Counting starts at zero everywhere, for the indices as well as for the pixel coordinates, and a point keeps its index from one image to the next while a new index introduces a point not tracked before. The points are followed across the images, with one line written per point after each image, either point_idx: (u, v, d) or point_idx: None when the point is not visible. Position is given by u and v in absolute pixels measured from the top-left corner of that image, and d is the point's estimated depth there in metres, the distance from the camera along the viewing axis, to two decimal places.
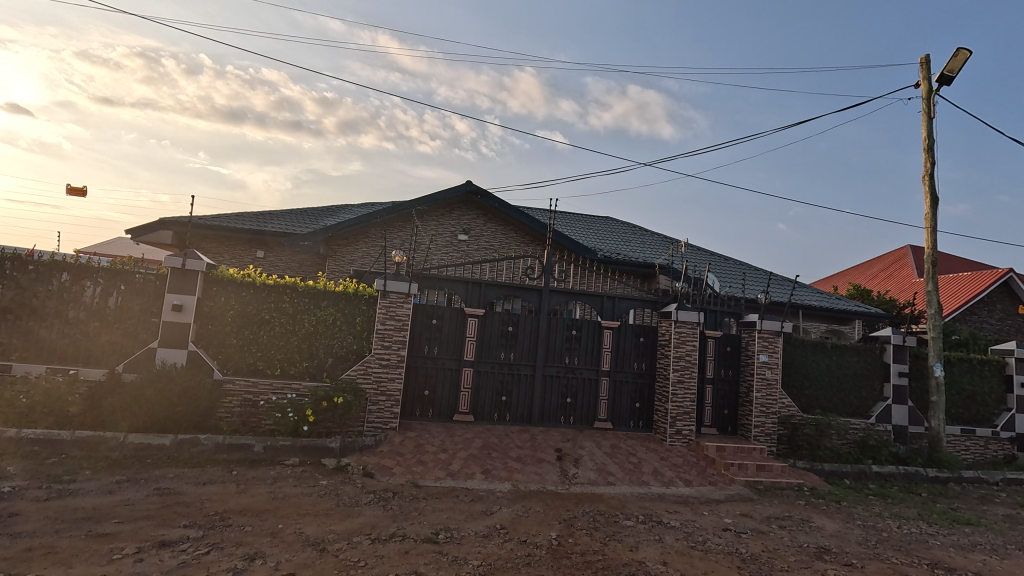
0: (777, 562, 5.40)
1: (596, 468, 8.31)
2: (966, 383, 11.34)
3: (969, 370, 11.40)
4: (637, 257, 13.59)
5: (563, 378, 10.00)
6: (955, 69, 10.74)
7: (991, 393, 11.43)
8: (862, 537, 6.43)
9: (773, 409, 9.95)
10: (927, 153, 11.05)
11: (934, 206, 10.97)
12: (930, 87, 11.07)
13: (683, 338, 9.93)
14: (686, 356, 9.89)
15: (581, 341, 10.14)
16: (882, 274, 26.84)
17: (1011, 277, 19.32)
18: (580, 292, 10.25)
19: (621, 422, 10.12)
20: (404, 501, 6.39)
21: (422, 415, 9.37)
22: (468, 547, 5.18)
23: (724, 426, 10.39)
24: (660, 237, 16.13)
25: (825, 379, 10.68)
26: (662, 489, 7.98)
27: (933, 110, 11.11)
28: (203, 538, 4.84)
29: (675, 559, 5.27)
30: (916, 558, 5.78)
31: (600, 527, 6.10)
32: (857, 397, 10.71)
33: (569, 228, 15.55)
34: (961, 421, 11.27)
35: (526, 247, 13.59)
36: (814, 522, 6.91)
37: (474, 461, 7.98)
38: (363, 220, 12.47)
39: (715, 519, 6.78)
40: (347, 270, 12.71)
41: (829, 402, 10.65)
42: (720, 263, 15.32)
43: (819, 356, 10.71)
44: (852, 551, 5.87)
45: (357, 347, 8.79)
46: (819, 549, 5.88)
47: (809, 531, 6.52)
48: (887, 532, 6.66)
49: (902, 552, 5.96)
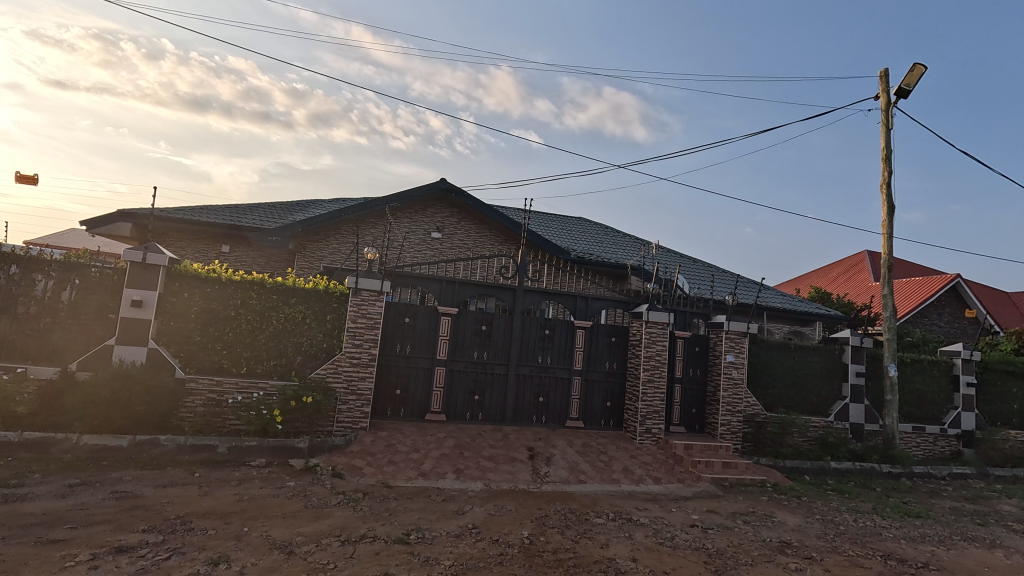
0: (741, 556, 5.57)
1: (568, 466, 8.38)
2: (917, 383, 11.92)
3: (920, 371, 11.98)
4: (609, 258, 13.76)
5: (536, 378, 10.04)
6: (912, 83, 11.23)
7: (940, 392, 12.05)
8: (821, 531, 6.68)
9: (739, 407, 10.25)
10: (886, 163, 11.51)
11: (891, 213, 11.47)
12: (890, 99, 11.55)
13: (654, 338, 10.10)
14: (656, 356, 10.07)
15: (554, 341, 10.20)
16: (842, 277, 27.92)
17: (959, 282, 20.37)
18: (554, 291, 10.30)
19: (592, 421, 10.25)
20: (374, 502, 6.31)
21: (394, 415, 9.26)
22: (440, 547, 5.15)
23: (692, 425, 10.65)
24: (632, 238, 16.40)
25: (788, 378, 11.05)
26: (632, 486, 8.11)
27: (891, 121, 11.60)
28: (163, 542, 4.67)
29: (645, 555, 5.37)
30: (870, 550, 6.04)
31: (571, 525, 6.16)
32: (817, 396, 11.13)
33: (543, 228, 15.63)
34: (913, 418, 11.83)
35: (500, 246, 13.59)
36: (777, 517, 7.14)
37: (446, 461, 7.94)
38: (334, 215, 12.23)
39: (683, 516, 6.94)
40: (317, 266, 12.47)
41: (791, 400, 11.01)
42: (690, 264, 15.69)
43: (782, 356, 11.08)
44: (812, 545, 6.09)
45: (327, 346, 8.63)
46: (781, 543, 6.07)
47: (772, 526, 6.74)
48: (844, 526, 6.94)
49: (858, 544, 6.23)
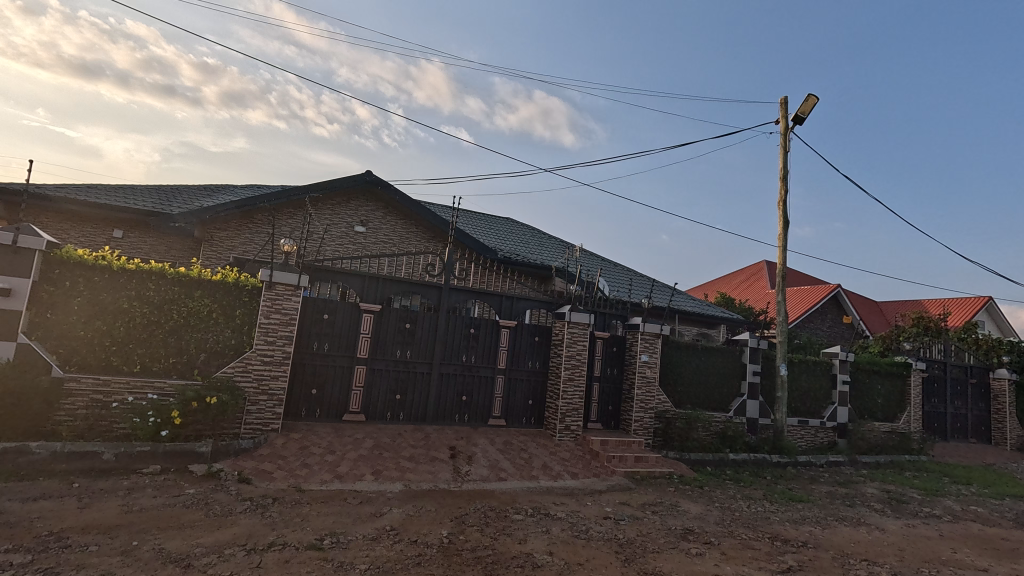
0: (649, 544, 5.93)
1: (489, 465, 8.45)
2: (802, 381, 13.29)
3: (805, 370, 13.37)
4: (535, 259, 14.03)
5: (460, 377, 10.02)
6: (806, 112, 12.49)
7: (821, 389, 13.51)
8: (719, 517, 7.27)
9: (650, 404, 10.87)
10: (783, 182, 12.71)
11: (786, 227, 12.67)
12: (787, 125, 12.77)
13: (575, 338, 10.44)
14: (577, 356, 10.41)
15: (478, 339, 10.23)
16: (744, 284, 30.45)
17: (839, 292, 22.96)
18: (480, 291, 10.32)
19: (514, 419, 10.41)
20: (285, 507, 5.99)
21: (308, 416, 8.83)
22: (356, 551, 5.00)
23: (608, 421, 11.13)
24: (557, 240, 16.83)
25: (694, 377, 11.88)
26: (550, 482, 8.33)
27: (788, 144, 12.83)
28: (32, 563, 4.13)
29: (560, 548, 5.56)
30: (760, 533, 6.66)
31: (491, 522, 6.22)
32: (719, 393, 12.06)
33: (471, 227, 15.61)
34: (799, 413, 13.17)
35: (427, 243, 13.40)
36: (681, 506, 7.66)
37: (364, 462, 7.70)
38: (247, 203, 11.44)
39: (597, 509, 7.24)
40: (226, 257, 11.60)
41: (697, 397, 11.85)
42: (610, 268, 16.38)
43: (690, 356, 11.89)
44: (710, 531, 6.61)
45: (236, 343, 8.06)
46: (684, 530, 6.53)
47: (676, 514, 7.23)
48: (738, 512, 7.60)
49: (750, 528, 6.85)
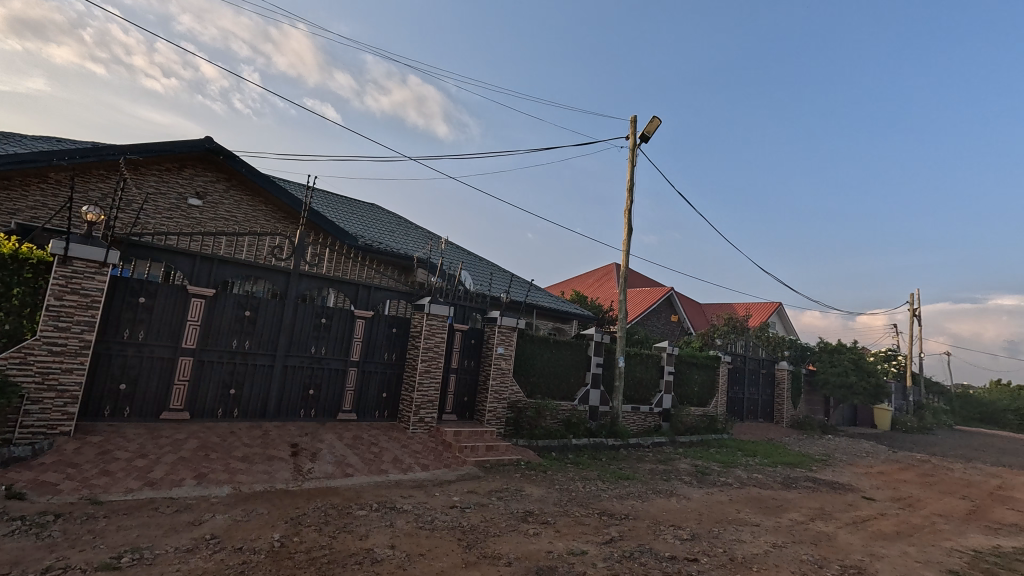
0: (491, 529, 6.17)
1: (334, 461, 8.05)
2: (637, 372, 14.95)
3: (640, 362, 15.05)
4: (398, 248, 13.68)
5: (307, 369, 9.37)
6: (652, 132, 13.97)
7: (651, 378, 15.33)
8: (557, 498, 7.84)
9: (504, 395, 11.30)
10: (630, 193, 14.07)
11: (630, 234, 14.06)
12: (636, 141, 14.15)
13: (433, 330, 10.40)
14: (434, 348, 10.39)
15: (330, 330, 9.66)
16: (596, 284, 33.18)
17: (672, 294, 26.20)
18: (334, 278, 9.72)
19: (366, 412, 10.06)
20: (72, 524, 5.04)
21: (114, 415, 7.54)
22: (163, 566, 4.40)
23: (463, 412, 11.33)
24: (422, 231, 16.61)
25: (546, 369, 12.64)
26: (399, 475, 8.21)
27: (636, 159, 14.22)
28: None
29: (402, 541, 5.51)
30: (591, 509, 7.33)
31: (330, 521, 5.93)
32: (567, 383, 13.01)
33: (330, 210, 14.67)
34: (632, 400, 14.77)
35: (277, 224, 12.27)
36: (525, 490, 8.10)
37: (183, 466, 6.80)
38: (38, 158, 9.36)
39: (445, 499, 7.33)
40: (5, 222, 9.38)
41: (547, 388, 12.62)
42: (474, 261, 16.65)
43: (543, 349, 12.61)
44: (548, 511, 7.09)
45: (12, 329, 6.55)
46: (525, 513, 6.92)
47: (519, 498, 7.63)
48: (574, 492, 8.28)
49: (582, 506, 7.49)
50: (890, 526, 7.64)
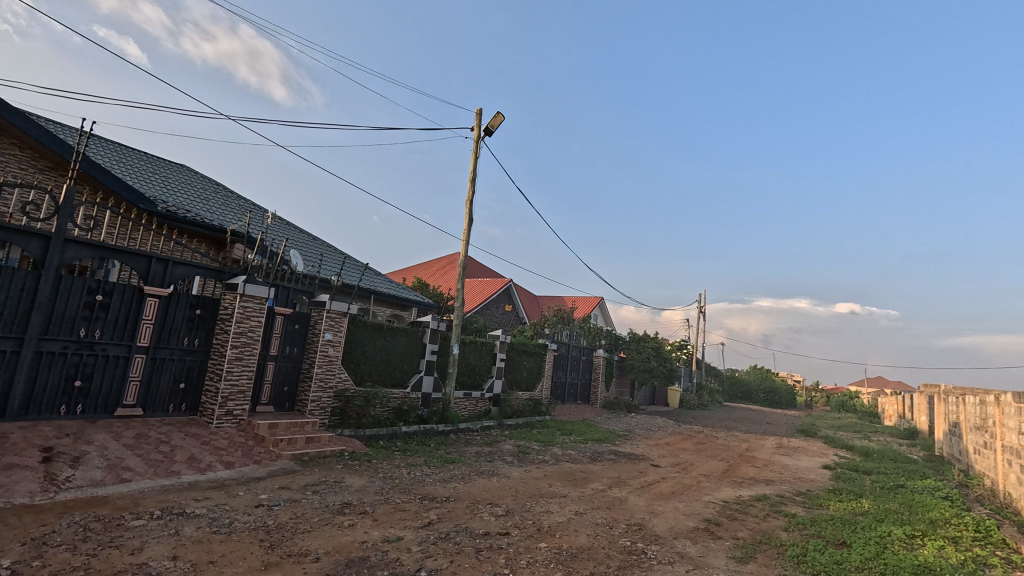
0: (301, 525, 5.75)
1: (106, 465, 6.72)
2: (471, 358, 15.37)
3: (474, 349, 15.50)
4: (209, 218, 11.94)
5: (72, 356, 7.66)
6: (495, 126, 14.36)
7: (484, 365, 15.91)
8: (379, 486, 7.65)
9: (330, 383, 10.64)
10: (472, 183, 14.30)
11: (470, 224, 14.30)
12: (481, 134, 14.40)
13: (248, 313, 9.30)
14: (249, 333, 9.31)
15: (108, 310, 8.02)
16: (439, 271, 33.23)
17: (510, 285, 27.48)
18: (117, 248, 8.06)
19: (156, 407, 8.61)
20: None
21: None
22: None
23: (281, 403, 10.40)
24: (244, 201, 14.77)
25: (378, 356, 12.25)
26: (195, 476, 7.18)
27: (479, 151, 14.49)
28: None
29: (188, 550, 4.82)
30: (412, 495, 7.31)
31: (91, 537, 4.93)
32: (400, 370, 12.79)
33: (119, 165, 12.17)
34: (465, 386, 15.15)
35: (36, 174, 9.75)
36: (345, 482, 7.74)
37: None
38: None
39: (250, 498, 6.62)
40: None
41: (378, 375, 12.26)
42: (305, 240, 15.36)
43: (376, 336, 12.19)
44: (368, 501, 6.87)
45: None
46: (342, 505, 6.60)
47: (338, 490, 7.26)
48: (398, 479, 8.17)
49: (404, 492, 7.43)
50: (668, 487, 9.08)
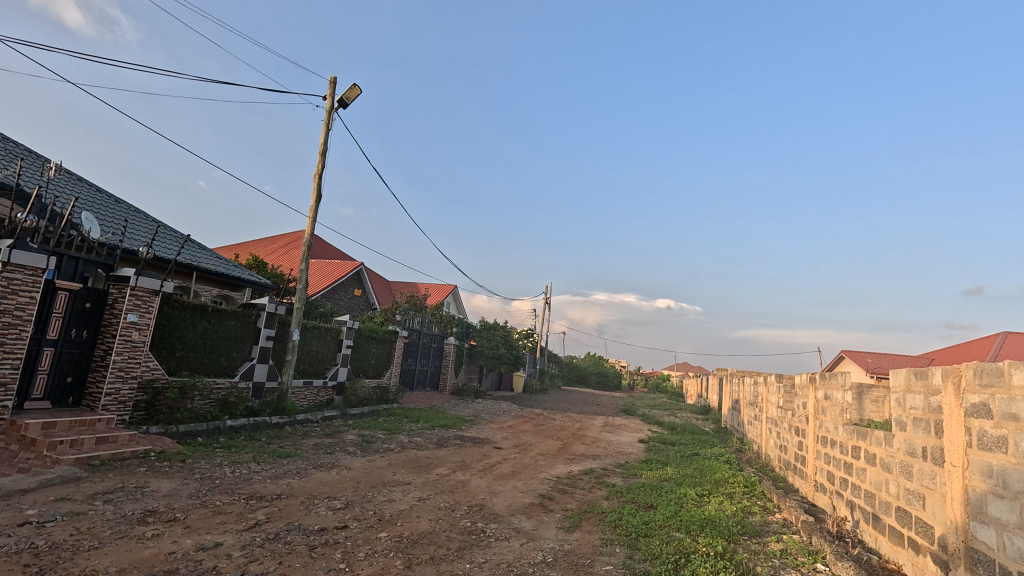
0: (85, 542, 4.80)
1: None
2: (313, 345, 14.33)
3: (317, 335, 14.47)
4: None
5: None
6: (351, 99, 13.46)
7: (328, 352, 14.97)
8: (194, 489, 6.73)
9: (133, 373, 9.02)
10: (321, 157, 13.24)
11: (318, 200, 13.24)
12: (334, 104, 13.38)
13: (14, 287, 7.41)
14: (15, 311, 7.42)
15: None
16: (280, 249, 30.28)
17: (360, 269, 26.21)
18: None
19: None
20: None
21: None
22: None
23: (62, 397, 8.56)
24: (14, 144, 11.70)
25: (198, 342, 10.74)
26: None
27: (331, 123, 13.46)
28: None
29: None
30: (235, 496, 6.57)
31: None
32: (226, 358, 11.39)
33: None
34: (305, 374, 14.08)
35: None
36: (149, 487, 6.65)
37: None
38: None
39: (9, 515, 5.31)
40: None
41: (198, 363, 10.76)
42: (105, 201, 12.76)
43: (197, 319, 10.67)
44: (178, 506, 6.00)
45: None
46: (143, 513, 5.67)
47: (139, 497, 6.21)
48: (219, 479, 7.27)
49: (226, 493, 6.65)
50: (508, 468, 9.57)
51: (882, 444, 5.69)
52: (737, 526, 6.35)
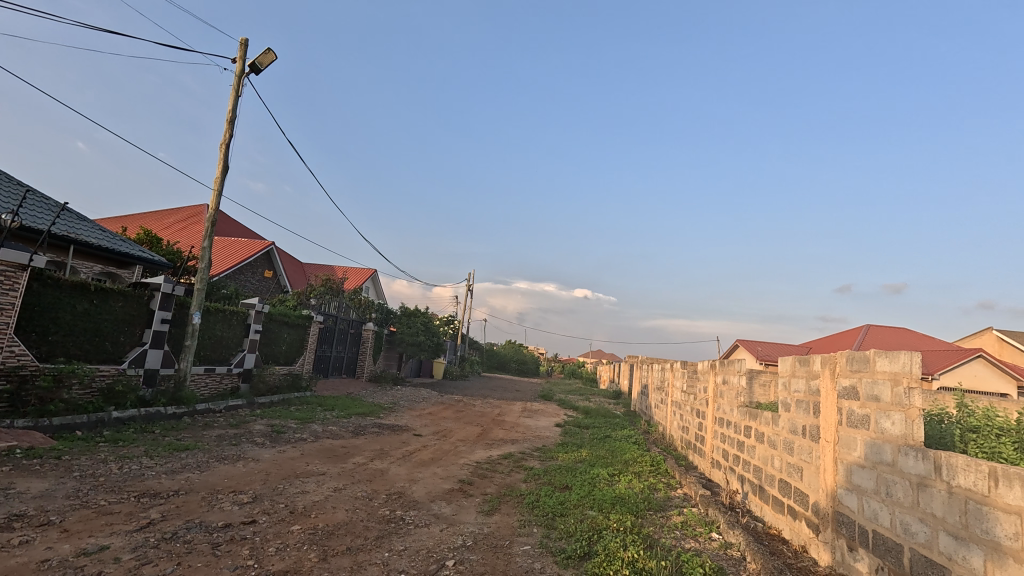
0: None
1: None
2: (216, 329, 13.27)
3: (221, 319, 13.41)
4: None
5: None
6: (264, 65, 12.47)
7: (233, 337, 13.94)
8: (75, 488, 6.03)
9: None
10: (229, 125, 12.16)
11: (224, 173, 12.17)
12: (244, 69, 12.31)
13: None
14: None
15: None
16: (178, 224, 27.55)
17: (271, 249, 24.55)
18: None
19: None
20: None
21: None
22: None
23: None
24: None
25: (78, 325, 9.55)
26: None
27: (241, 89, 12.38)
28: None
29: None
30: (124, 494, 5.97)
31: None
32: (111, 343, 10.24)
33: None
34: (207, 361, 13.01)
35: None
36: (15, 488, 5.84)
37: None
38: None
39: None
40: None
41: (77, 349, 9.58)
42: None
43: (76, 299, 9.47)
44: (53, 508, 5.34)
45: None
46: (9, 518, 4.98)
47: (4, 500, 5.45)
48: (103, 476, 6.56)
49: (113, 491, 6.02)
50: (428, 455, 9.51)
51: (769, 423, 6.35)
52: (644, 502, 6.80)
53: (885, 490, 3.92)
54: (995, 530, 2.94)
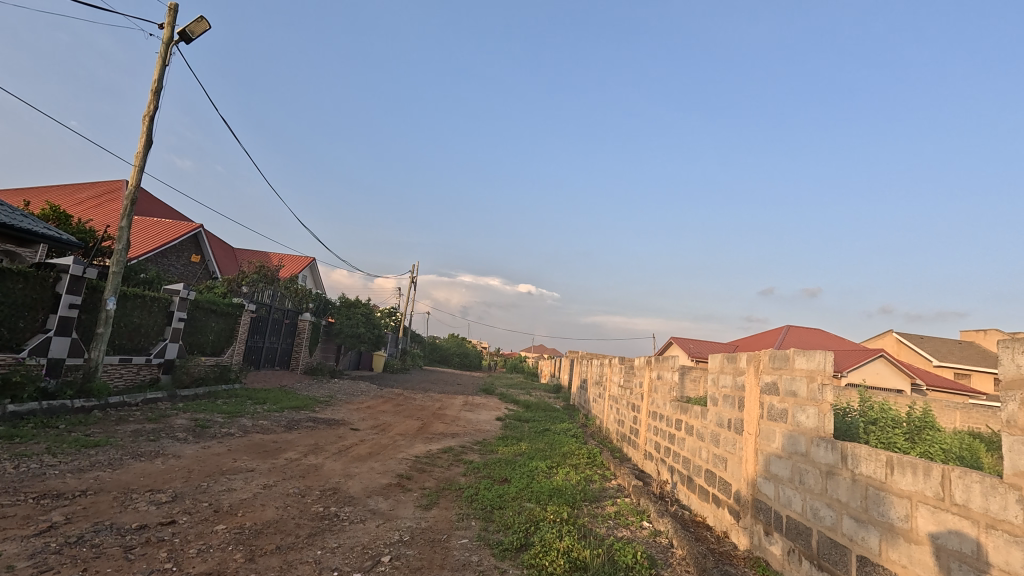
0: None
1: None
2: (133, 316, 12.29)
3: (140, 306, 12.44)
4: None
5: None
6: (195, 34, 11.61)
7: (153, 325, 12.96)
8: None
9: None
10: (153, 96, 11.23)
11: (147, 147, 11.24)
12: (173, 36, 11.41)
13: None
14: None
15: None
16: (91, 201, 25.17)
17: (200, 232, 23.02)
18: None
19: None
20: None
21: None
22: None
23: None
24: None
25: None
26: None
27: (169, 58, 11.46)
28: None
29: None
30: (22, 496, 5.42)
31: None
32: (8, 329, 9.25)
33: None
34: (121, 350, 12.02)
35: None
36: None
37: None
38: None
39: None
40: None
41: None
42: None
43: None
44: None
45: None
46: None
47: None
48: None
49: (7, 493, 5.44)
50: (365, 449, 9.29)
51: (698, 416, 6.71)
52: (580, 494, 6.99)
53: (798, 478, 4.25)
54: (890, 513, 3.26)
